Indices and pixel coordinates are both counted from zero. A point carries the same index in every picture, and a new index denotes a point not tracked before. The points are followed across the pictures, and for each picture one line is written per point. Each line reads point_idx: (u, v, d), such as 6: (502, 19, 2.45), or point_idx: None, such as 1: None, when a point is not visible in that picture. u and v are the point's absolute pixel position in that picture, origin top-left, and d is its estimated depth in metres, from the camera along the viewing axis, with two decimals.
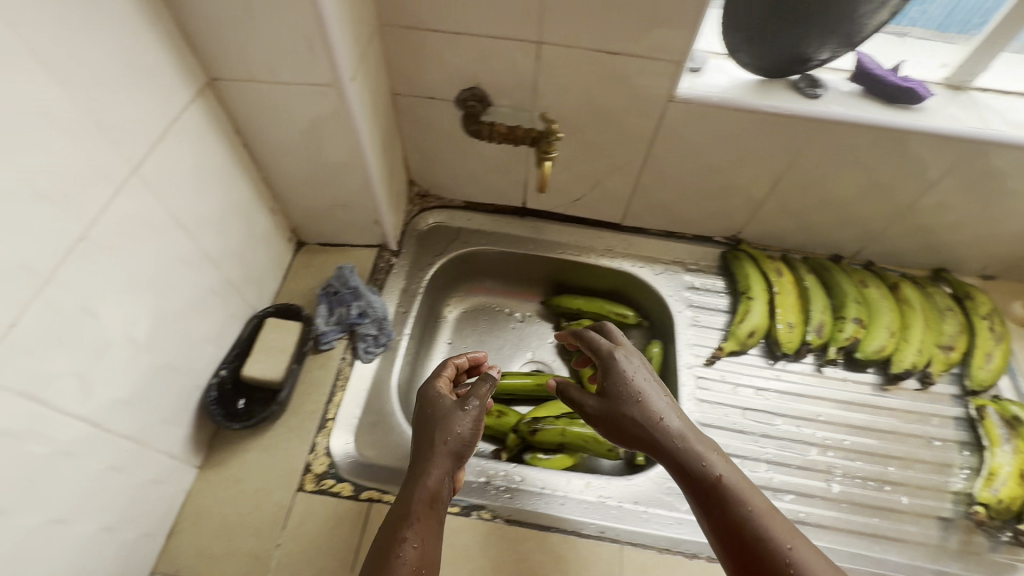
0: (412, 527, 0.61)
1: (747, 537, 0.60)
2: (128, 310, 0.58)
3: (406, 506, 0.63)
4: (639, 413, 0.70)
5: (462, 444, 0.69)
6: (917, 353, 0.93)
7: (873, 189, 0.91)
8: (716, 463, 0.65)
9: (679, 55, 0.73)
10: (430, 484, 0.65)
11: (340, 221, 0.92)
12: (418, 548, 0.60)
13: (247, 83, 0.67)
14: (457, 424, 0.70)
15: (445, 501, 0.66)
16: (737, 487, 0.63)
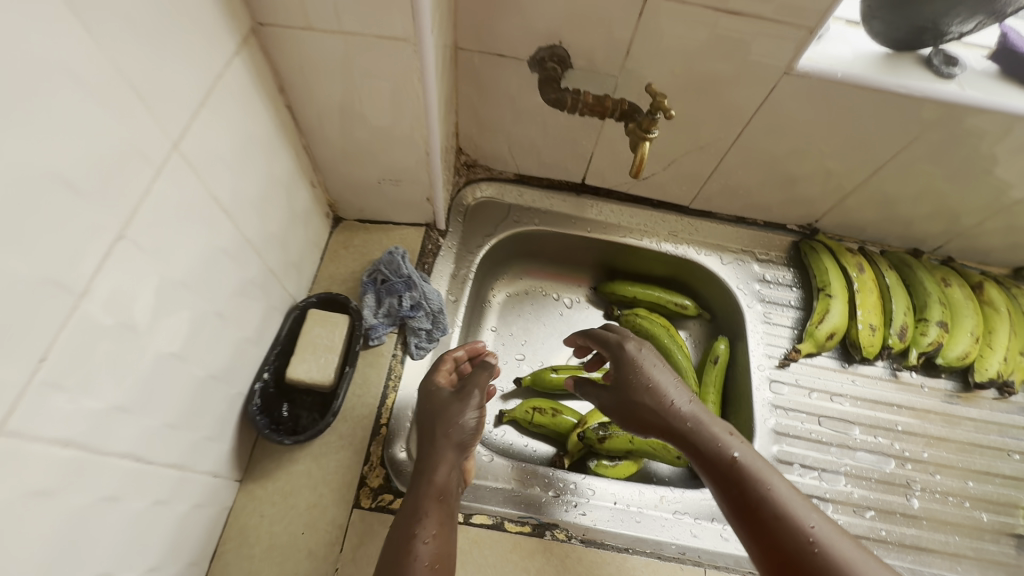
0: (427, 524, 0.56)
1: (770, 531, 0.53)
2: (170, 319, 0.47)
3: (415, 503, 0.58)
4: (651, 402, 0.65)
5: (464, 437, 0.65)
6: (1001, 361, 0.88)
7: (982, 183, 0.83)
8: (743, 451, 0.59)
9: (815, 20, 0.62)
10: (439, 480, 0.60)
11: (387, 197, 0.80)
12: (434, 547, 0.55)
13: (302, 31, 0.53)
14: (461, 415, 0.66)
15: (455, 502, 0.61)
16: (762, 476, 0.57)
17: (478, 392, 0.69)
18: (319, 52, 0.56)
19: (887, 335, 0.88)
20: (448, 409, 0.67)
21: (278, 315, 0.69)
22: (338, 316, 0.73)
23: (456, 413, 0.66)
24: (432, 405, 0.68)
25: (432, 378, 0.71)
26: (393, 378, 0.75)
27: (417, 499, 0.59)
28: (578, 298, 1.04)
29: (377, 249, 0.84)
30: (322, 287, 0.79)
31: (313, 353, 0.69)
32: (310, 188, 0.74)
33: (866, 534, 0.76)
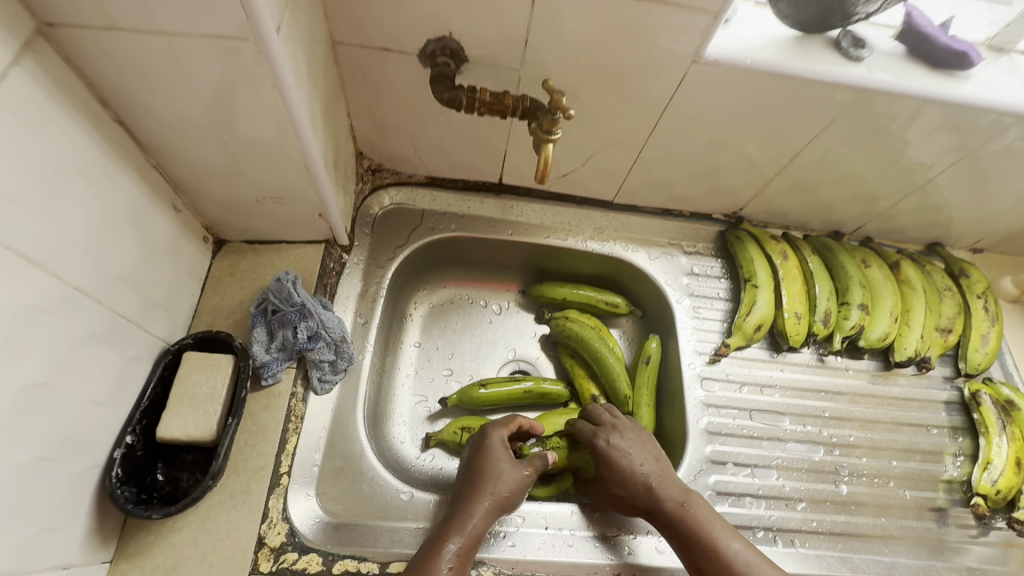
0: (452, 551, 0.58)
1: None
2: None
3: (444, 534, 0.60)
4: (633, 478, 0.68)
5: (515, 491, 0.66)
6: (918, 340, 0.88)
7: (894, 165, 0.82)
8: (695, 505, 0.65)
9: (718, 3, 0.57)
10: (475, 518, 0.62)
11: (273, 215, 0.71)
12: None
13: (106, 32, 0.43)
14: (517, 468, 0.67)
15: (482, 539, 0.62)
16: (724, 537, 0.62)
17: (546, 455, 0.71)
18: (138, 57, 0.46)
19: (812, 322, 0.87)
20: (505, 461, 0.68)
21: (142, 364, 0.60)
22: (220, 357, 0.64)
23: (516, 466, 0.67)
24: (493, 454, 0.68)
25: (491, 432, 0.71)
26: (294, 419, 0.67)
27: (447, 531, 0.61)
28: (506, 304, 0.98)
29: (269, 273, 0.74)
30: (205, 322, 0.70)
31: (190, 404, 0.60)
32: (174, 212, 0.64)
33: (798, 527, 0.75)
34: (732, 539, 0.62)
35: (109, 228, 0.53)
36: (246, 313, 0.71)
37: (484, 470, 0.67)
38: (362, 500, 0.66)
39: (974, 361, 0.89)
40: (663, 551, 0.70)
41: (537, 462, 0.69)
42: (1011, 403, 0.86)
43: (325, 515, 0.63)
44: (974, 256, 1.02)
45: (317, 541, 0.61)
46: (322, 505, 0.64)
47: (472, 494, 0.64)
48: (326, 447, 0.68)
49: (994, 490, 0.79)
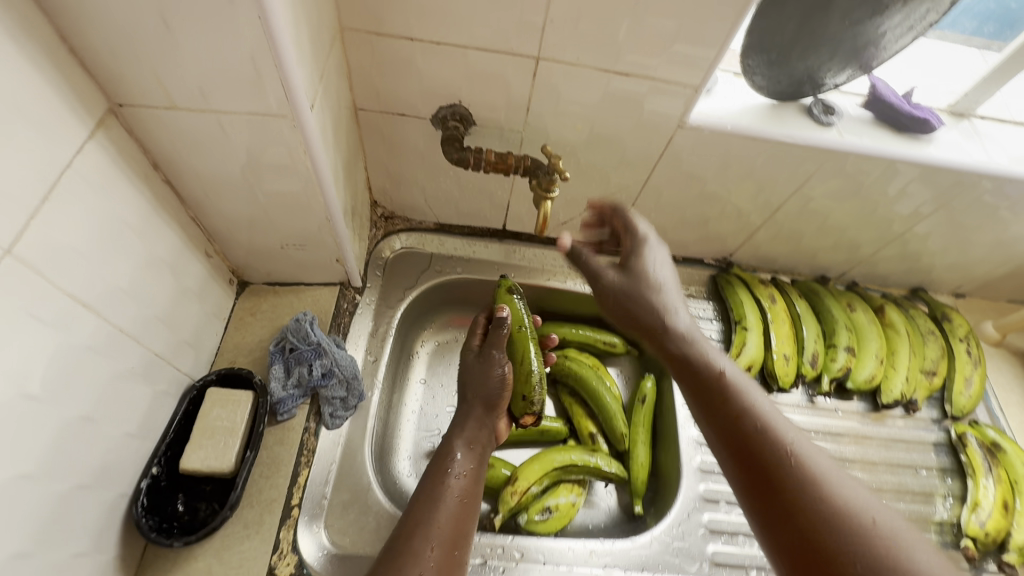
0: (456, 471, 0.65)
1: (772, 471, 0.48)
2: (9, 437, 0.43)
3: (443, 457, 0.67)
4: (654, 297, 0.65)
5: (493, 396, 0.74)
6: (904, 383, 0.92)
7: (872, 217, 0.88)
8: (739, 378, 0.56)
9: (699, 79, 0.64)
10: (466, 435, 0.70)
11: (294, 260, 0.77)
12: (462, 488, 0.63)
13: (166, 110, 0.50)
14: (491, 372, 0.74)
15: (486, 451, 0.72)
16: (769, 415, 0.52)
17: (501, 348, 0.77)
18: (190, 128, 0.53)
19: (801, 363, 0.91)
20: (478, 372, 0.76)
21: (170, 399, 0.65)
22: (240, 393, 0.68)
23: (486, 370, 0.75)
24: (469, 375, 0.77)
25: (466, 344, 0.81)
26: (307, 452, 0.71)
27: (446, 454, 0.68)
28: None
29: (287, 313, 0.80)
30: (227, 358, 0.75)
31: (211, 436, 0.64)
32: (206, 258, 0.70)
33: None
34: (798, 441, 0.49)
35: (151, 275, 0.59)
36: (265, 351, 0.76)
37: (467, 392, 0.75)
38: (368, 532, 0.69)
39: (959, 403, 0.93)
40: None
41: (496, 355, 0.76)
42: (997, 446, 0.88)
43: (332, 548, 0.66)
44: (956, 301, 1.07)
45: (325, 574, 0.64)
46: (329, 537, 0.67)
47: (464, 422, 0.72)
48: (336, 481, 0.72)
49: (983, 532, 0.81)
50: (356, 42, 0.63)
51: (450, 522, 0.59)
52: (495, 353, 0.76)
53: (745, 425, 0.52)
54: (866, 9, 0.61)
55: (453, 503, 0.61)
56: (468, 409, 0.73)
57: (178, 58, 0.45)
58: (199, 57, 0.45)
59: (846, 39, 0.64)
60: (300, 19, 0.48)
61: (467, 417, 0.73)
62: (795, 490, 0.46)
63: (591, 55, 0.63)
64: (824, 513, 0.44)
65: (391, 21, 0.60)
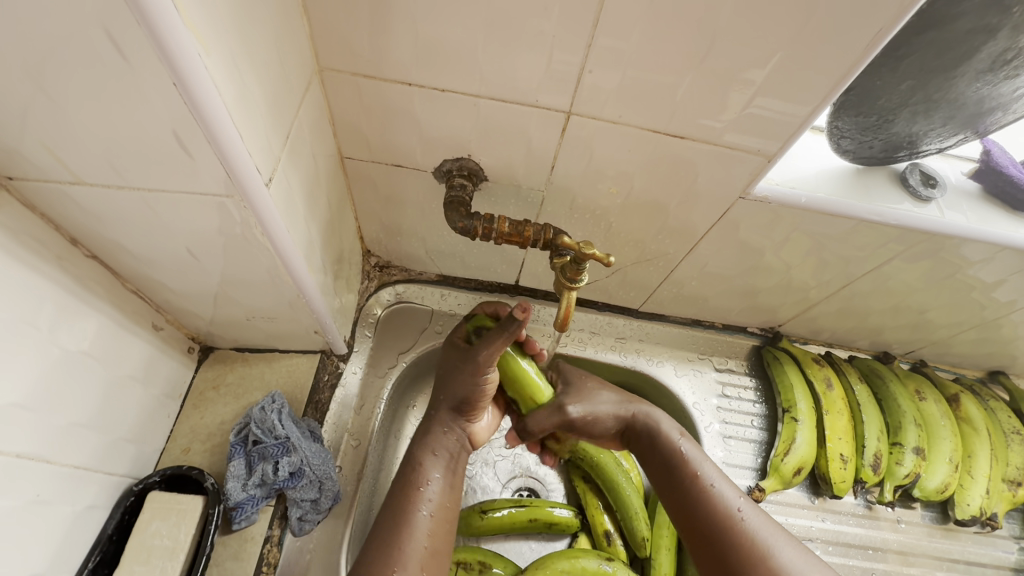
0: (429, 493, 0.53)
1: (706, 526, 0.52)
2: None
3: (411, 471, 0.54)
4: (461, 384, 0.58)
5: (467, 398, 0.58)
6: (983, 495, 0.78)
7: (961, 299, 0.73)
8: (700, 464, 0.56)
9: (774, 147, 0.51)
10: (430, 444, 0.57)
11: (264, 330, 0.64)
12: (434, 509, 0.52)
13: (73, 186, 0.39)
14: (473, 375, 0.57)
15: (460, 456, 0.59)
16: (694, 453, 0.58)
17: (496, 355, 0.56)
18: (110, 206, 0.41)
19: (860, 466, 0.77)
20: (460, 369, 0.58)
21: (100, 511, 0.53)
22: (188, 499, 0.56)
23: (468, 374, 0.57)
24: (446, 370, 0.61)
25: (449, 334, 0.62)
26: (267, 567, 0.60)
27: (415, 473, 0.54)
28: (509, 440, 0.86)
29: (256, 388, 0.68)
30: (180, 445, 0.63)
31: (146, 560, 0.53)
32: (155, 331, 0.58)
33: None
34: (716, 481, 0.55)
35: (67, 374, 0.47)
36: (226, 437, 0.64)
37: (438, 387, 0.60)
38: None
39: None
40: None
41: (488, 360, 0.56)
42: None
43: None
44: None
45: None
46: None
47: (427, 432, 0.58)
48: None
49: None
50: (340, 84, 0.50)
51: (418, 553, 0.49)
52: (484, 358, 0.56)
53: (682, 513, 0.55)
54: (1005, 72, 0.47)
55: (423, 524, 0.51)
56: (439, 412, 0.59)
57: (76, 130, 0.33)
58: (106, 131, 0.33)
59: (967, 104, 0.50)
60: (254, 79, 0.36)
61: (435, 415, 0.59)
62: (731, 551, 0.50)
63: (636, 114, 0.50)
64: (713, 515, 0.52)
65: (382, 63, 0.48)
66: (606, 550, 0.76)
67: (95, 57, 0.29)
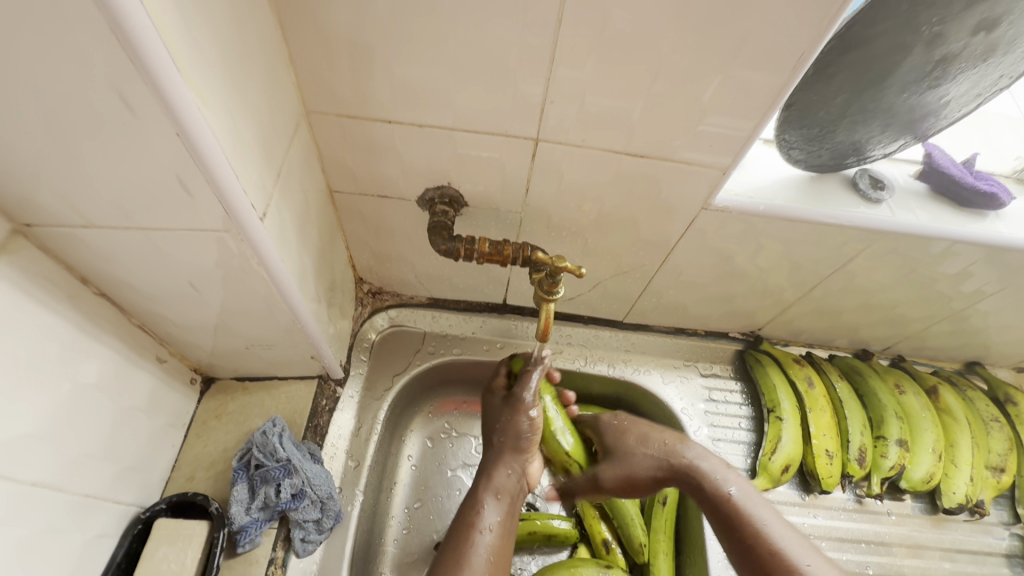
0: (486, 532, 0.59)
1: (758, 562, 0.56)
2: None
3: (470, 512, 0.61)
4: (501, 422, 0.67)
5: (518, 436, 0.66)
6: (968, 483, 0.79)
7: (927, 294, 0.76)
8: (744, 504, 0.60)
9: (727, 160, 0.55)
10: (492, 485, 0.64)
11: (263, 358, 0.67)
12: (491, 548, 0.58)
13: (85, 229, 0.42)
14: (518, 418, 0.66)
15: (517, 497, 0.65)
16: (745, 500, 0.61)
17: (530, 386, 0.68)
18: (118, 246, 0.44)
19: (846, 461, 0.79)
20: (503, 413, 0.68)
21: (109, 540, 0.55)
22: (193, 524, 0.59)
23: (510, 416, 0.67)
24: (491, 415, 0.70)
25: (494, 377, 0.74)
26: None
27: (474, 513, 0.61)
28: None
29: (256, 415, 0.70)
30: (184, 474, 0.65)
31: None
32: (158, 363, 0.61)
33: None
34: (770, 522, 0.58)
35: (77, 407, 0.50)
36: (228, 464, 0.66)
37: (490, 430, 0.69)
38: None
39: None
40: None
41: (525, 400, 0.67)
42: None
43: None
44: (1018, 375, 0.94)
45: None
46: None
47: (488, 476, 0.65)
48: None
49: None
50: (326, 125, 0.55)
51: None
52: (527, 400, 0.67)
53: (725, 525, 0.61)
54: (928, 83, 0.52)
55: (482, 558, 0.56)
56: (497, 455, 0.66)
57: (90, 180, 0.38)
58: (117, 177, 0.37)
59: (899, 111, 0.55)
60: (244, 123, 0.40)
61: (495, 459, 0.66)
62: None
63: (597, 137, 0.54)
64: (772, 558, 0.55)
65: (363, 104, 0.52)
66: (605, 558, 0.78)
67: (108, 117, 0.33)
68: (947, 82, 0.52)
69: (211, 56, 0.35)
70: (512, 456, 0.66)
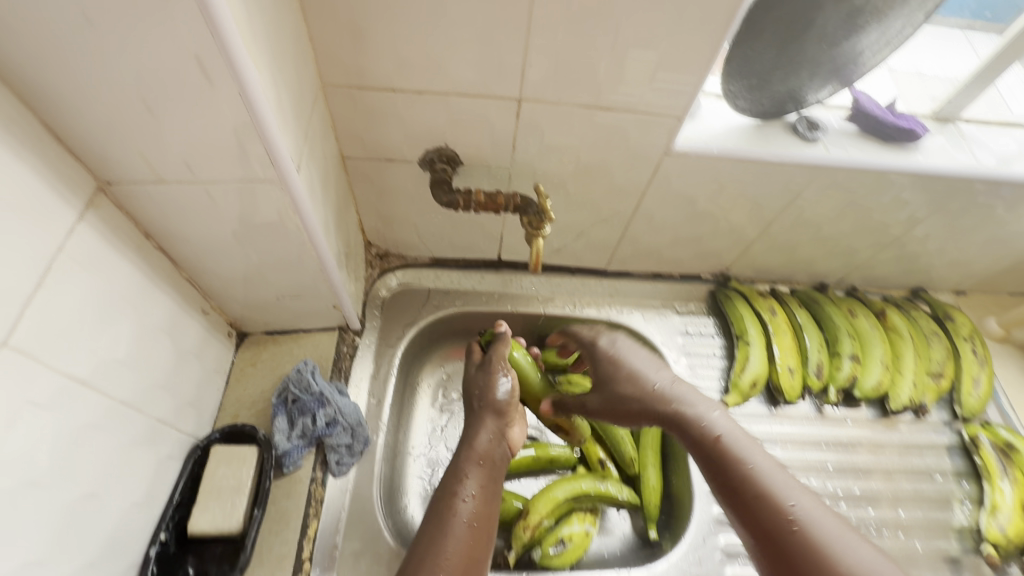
0: (468, 498, 0.62)
1: (766, 525, 0.50)
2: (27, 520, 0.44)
3: (453, 481, 0.64)
4: (480, 391, 0.76)
5: (494, 403, 0.74)
6: (911, 388, 0.91)
7: (867, 223, 0.87)
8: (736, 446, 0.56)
9: (680, 108, 0.65)
10: (473, 455, 0.68)
11: (291, 309, 0.77)
12: (473, 514, 0.60)
13: (155, 184, 0.52)
14: (493, 384, 0.76)
15: (496, 466, 0.69)
16: (766, 471, 0.54)
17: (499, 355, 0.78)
18: (180, 199, 0.54)
19: (806, 375, 0.91)
20: (481, 383, 0.77)
21: (175, 462, 0.65)
22: (245, 449, 0.68)
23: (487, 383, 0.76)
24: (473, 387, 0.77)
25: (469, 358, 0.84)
26: (316, 502, 0.71)
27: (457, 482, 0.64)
28: None
29: (287, 362, 0.80)
30: (230, 412, 0.75)
31: (218, 498, 0.64)
32: (203, 314, 0.71)
33: None
34: (796, 498, 0.51)
35: (148, 342, 0.59)
36: (267, 402, 0.76)
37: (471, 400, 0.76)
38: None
39: (968, 405, 0.92)
40: None
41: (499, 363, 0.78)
42: (1011, 445, 0.87)
43: None
44: (958, 298, 1.06)
45: None
46: None
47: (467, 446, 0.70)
48: (346, 530, 0.71)
49: (1003, 536, 0.79)
50: (339, 96, 0.64)
51: (460, 550, 0.56)
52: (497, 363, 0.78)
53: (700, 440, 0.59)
54: (841, 32, 0.62)
55: (463, 524, 0.59)
56: (475, 424, 0.72)
57: (165, 137, 0.47)
58: (187, 134, 0.47)
59: (823, 58, 0.65)
60: (282, 88, 0.50)
61: (474, 428, 0.72)
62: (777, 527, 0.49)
63: (571, 94, 0.64)
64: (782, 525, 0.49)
65: (372, 76, 0.62)
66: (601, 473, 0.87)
67: (186, 83, 0.42)
68: (857, 31, 0.62)
69: (259, 31, 0.44)
70: (488, 423, 0.72)
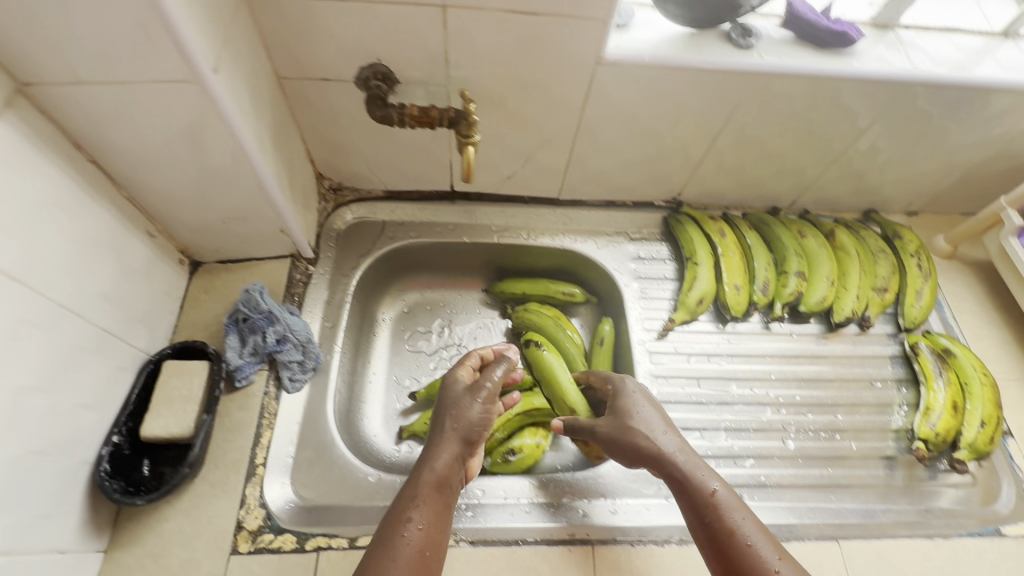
0: (417, 527, 0.55)
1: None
2: None
3: (405, 504, 0.57)
4: (451, 413, 0.65)
5: (467, 428, 0.64)
6: (855, 301, 0.93)
7: (810, 139, 0.88)
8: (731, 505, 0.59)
9: (605, 11, 0.66)
10: (431, 477, 0.60)
11: (239, 234, 0.79)
12: (420, 544, 0.54)
13: (74, 86, 0.53)
14: (470, 406, 0.66)
15: (451, 495, 0.60)
16: (728, 499, 0.59)
17: (487, 382, 0.68)
18: (102, 104, 0.55)
19: (752, 293, 0.93)
20: (454, 403, 0.66)
21: (127, 374, 0.68)
22: (197, 363, 0.71)
23: (462, 406, 0.66)
24: (445, 402, 0.68)
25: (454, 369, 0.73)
26: (268, 415, 0.74)
27: (409, 505, 0.57)
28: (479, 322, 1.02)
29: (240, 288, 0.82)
30: (184, 334, 0.78)
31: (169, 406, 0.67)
32: (149, 237, 0.72)
33: (746, 482, 0.79)
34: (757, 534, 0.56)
35: (87, 254, 0.61)
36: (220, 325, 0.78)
37: (438, 415, 0.67)
38: (335, 485, 0.72)
39: (910, 316, 0.94)
40: (615, 512, 0.75)
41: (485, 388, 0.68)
42: (947, 351, 0.90)
43: (297, 498, 0.69)
44: (910, 219, 1.07)
45: (291, 522, 0.67)
46: (295, 490, 0.70)
47: (424, 466, 0.61)
48: (300, 439, 0.74)
49: (933, 434, 0.82)
50: (265, 8, 0.64)
51: None
52: (486, 388, 0.68)
53: (680, 473, 0.62)
54: None
55: (409, 553, 0.53)
56: (438, 441, 0.63)
57: (73, 32, 0.48)
58: (93, 27, 0.48)
59: None
60: None
61: (433, 448, 0.63)
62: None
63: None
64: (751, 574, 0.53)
65: None
66: None
67: None
68: None
69: None
70: (451, 443, 0.63)
